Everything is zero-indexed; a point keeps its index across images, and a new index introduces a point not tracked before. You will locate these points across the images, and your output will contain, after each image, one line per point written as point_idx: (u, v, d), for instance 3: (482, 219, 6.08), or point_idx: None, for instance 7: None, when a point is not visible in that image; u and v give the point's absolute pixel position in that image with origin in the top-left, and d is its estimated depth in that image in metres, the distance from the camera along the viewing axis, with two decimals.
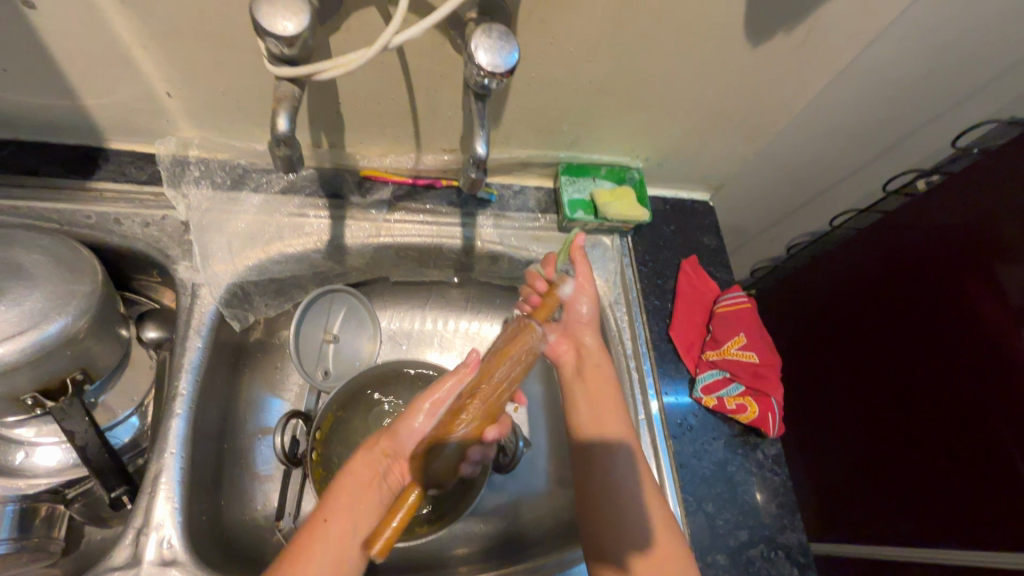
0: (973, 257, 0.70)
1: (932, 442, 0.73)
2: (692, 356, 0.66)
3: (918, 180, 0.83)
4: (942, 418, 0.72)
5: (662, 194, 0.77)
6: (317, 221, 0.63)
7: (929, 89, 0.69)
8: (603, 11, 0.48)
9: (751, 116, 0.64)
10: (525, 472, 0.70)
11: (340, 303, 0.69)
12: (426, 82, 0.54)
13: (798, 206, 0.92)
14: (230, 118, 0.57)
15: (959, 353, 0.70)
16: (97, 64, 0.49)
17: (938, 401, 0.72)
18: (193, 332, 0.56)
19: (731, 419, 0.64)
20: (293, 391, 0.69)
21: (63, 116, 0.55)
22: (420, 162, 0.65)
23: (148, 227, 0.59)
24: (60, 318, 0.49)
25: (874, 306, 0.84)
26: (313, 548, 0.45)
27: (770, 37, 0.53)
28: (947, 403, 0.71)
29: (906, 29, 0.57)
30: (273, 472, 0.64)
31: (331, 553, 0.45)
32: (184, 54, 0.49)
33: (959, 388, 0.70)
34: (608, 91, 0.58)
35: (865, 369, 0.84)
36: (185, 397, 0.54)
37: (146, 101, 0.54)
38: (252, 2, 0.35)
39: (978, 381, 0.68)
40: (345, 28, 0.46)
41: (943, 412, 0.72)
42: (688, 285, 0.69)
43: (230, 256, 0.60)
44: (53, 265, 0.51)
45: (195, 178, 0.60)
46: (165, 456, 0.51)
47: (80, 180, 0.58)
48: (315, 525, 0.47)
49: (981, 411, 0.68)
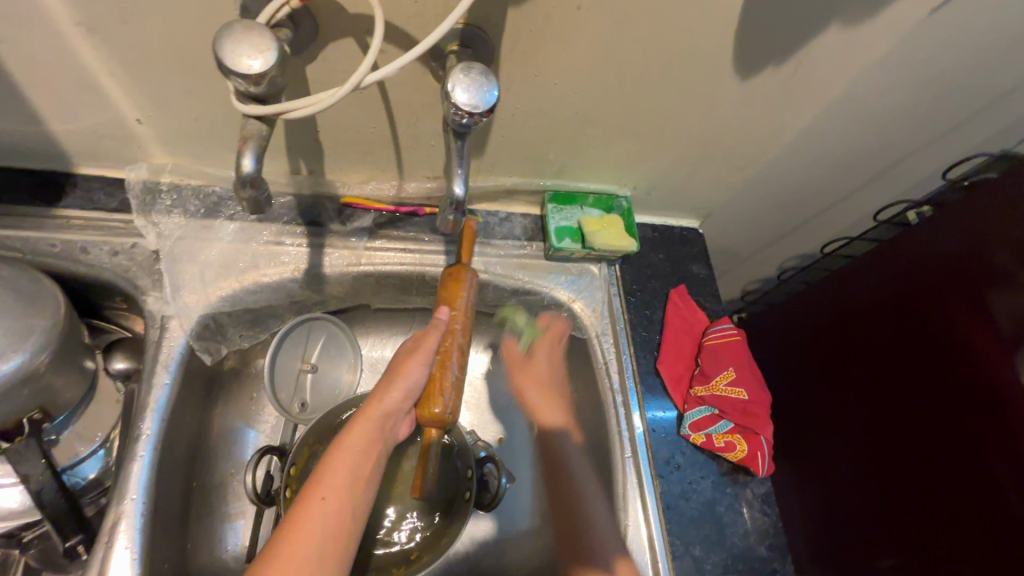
0: (967, 290, 0.69)
1: (921, 478, 0.71)
2: (680, 391, 0.64)
3: (910, 212, 0.80)
4: (930, 453, 0.70)
5: (650, 222, 0.76)
6: (295, 249, 0.61)
7: (919, 121, 0.68)
8: (589, 45, 0.47)
9: (740, 147, 0.63)
10: (508, 507, 0.68)
11: (319, 331, 0.67)
12: (408, 111, 0.52)
13: (788, 232, 0.91)
14: (204, 145, 0.55)
15: (947, 387, 0.69)
16: (63, 92, 0.47)
17: (925, 436, 0.71)
18: (161, 368, 0.54)
19: (720, 457, 0.62)
20: (268, 423, 0.67)
21: (27, 141, 0.53)
22: (402, 189, 0.64)
23: (117, 256, 0.56)
24: (17, 355, 0.46)
25: (864, 336, 0.82)
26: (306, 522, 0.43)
27: (759, 71, 0.52)
28: (934, 438, 0.70)
29: (895, 64, 0.56)
30: (245, 509, 0.62)
31: (330, 524, 0.44)
32: (154, 81, 0.47)
33: (947, 423, 0.68)
34: (595, 121, 0.56)
35: (854, 399, 0.82)
36: (149, 438, 0.51)
37: (116, 128, 0.52)
38: (217, 38, 0.33)
39: (966, 417, 0.66)
40: (322, 59, 0.45)
41: (930, 448, 0.70)
42: (676, 316, 0.68)
43: (202, 285, 0.58)
44: (12, 299, 0.48)
45: (166, 207, 0.58)
46: (125, 501, 0.48)
47: (47, 207, 0.56)
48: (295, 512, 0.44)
49: (967, 447, 0.66)
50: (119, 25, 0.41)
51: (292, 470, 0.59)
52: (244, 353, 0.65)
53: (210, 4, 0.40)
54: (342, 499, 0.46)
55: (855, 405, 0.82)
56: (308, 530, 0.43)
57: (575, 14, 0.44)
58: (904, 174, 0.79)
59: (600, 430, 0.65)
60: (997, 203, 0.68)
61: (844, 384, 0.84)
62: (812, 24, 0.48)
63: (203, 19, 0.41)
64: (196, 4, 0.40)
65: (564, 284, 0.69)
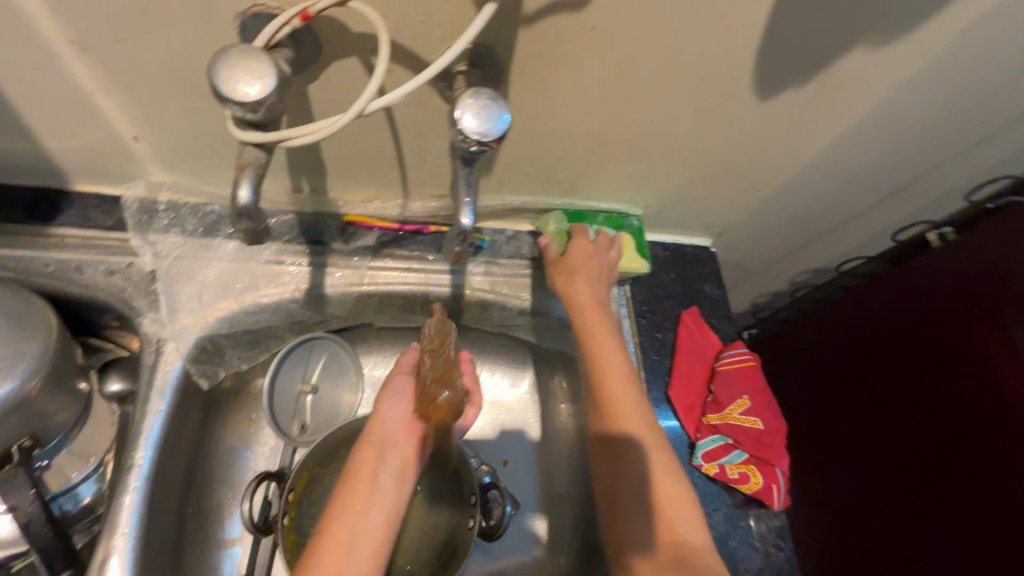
0: (988, 312, 0.66)
1: (934, 512, 0.69)
2: (692, 419, 0.62)
3: (932, 234, 0.78)
4: (945, 487, 0.67)
5: (661, 239, 0.74)
6: (296, 269, 0.59)
7: (942, 140, 0.66)
8: (603, 66, 0.45)
9: (757, 166, 0.61)
10: (514, 535, 0.67)
11: (320, 350, 0.65)
12: (413, 130, 0.50)
13: (802, 249, 0.89)
14: (203, 162, 0.54)
15: (964, 420, 0.66)
16: (57, 110, 0.45)
17: (941, 469, 0.68)
18: (155, 394, 0.52)
19: (733, 489, 0.60)
20: (265, 445, 0.64)
21: (21, 158, 0.51)
22: (407, 209, 0.63)
23: (112, 276, 0.54)
24: (6, 383, 0.45)
25: (880, 360, 0.80)
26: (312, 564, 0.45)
27: (779, 91, 0.50)
28: (948, 472, 0.67)
29: (921, 84, 0.54)
30: (241, 537, 0.60)
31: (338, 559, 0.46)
32: (150, 99, 0.45)
33: (961, 457, 0.66)
34: (607, 141, 0.54)
35: (870, 426, 0.80)
36: (141, 468, 0.49)
37: (112, 145, 0.50)
38: (211, 63, 0.31)
39: (979, 452, 0.64)
40: (325, 79, 0.43)
41: (945, 482, 0.67)
42: (688, 339, 0.66)
43: (200, 306, 0.56)
44: (3, 323, 0.47)
45: (164, 226, 0.57)
46: (114, 536, 0.46)
47: (42, 225, 0.55)
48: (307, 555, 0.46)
49: (981, 485, 0.63)
50: (113, 43, 0.40)
51: (290, 496, 0.57)
52: (243, 373, 0.64)
53: (207, 23, 0.38)
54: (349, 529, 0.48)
55: (870, 432, 0.80)
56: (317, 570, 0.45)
57: (589, 35, 0.42)
58: (924, 193, 0.77)
59: None
60: (1015, 227, 0.65)
61: (861, 409, 0.82)
62: (836, 44, 0.46)
63: (200, 37, 0.40)
64: (192, 23, 0.38)
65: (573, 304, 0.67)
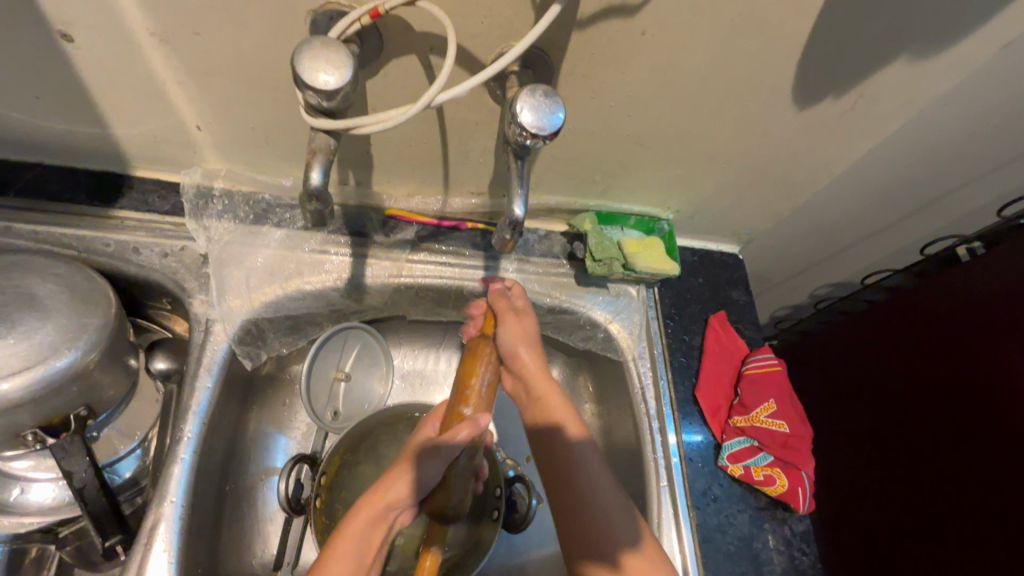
0: (1003, 323, 0.66)
1: (947, 527, 0.69)
2: (718, 421, 0.63)
3: (959, 247, 0.76)
4: (959, 503, 0.68)
5: (690, 245, 0.75)
6: (338, 258, 0.61)
7: (974, 155, 0.67)
8: (649, 71, 0.47)
9: (789, 174, 0.63)
10: (536, 529, 0.68)
11: (355, 340, 0.67)
12: (460, 128, 0.53)
13: (827, 260, 0.89)
14: (258, 153, 0.56)
15: (979, 436, 0.66)
16: (129, 97, 0.48)
17: (957, 485, 0.68)
18: (204, 371, 0.55)
19: (758, 490, 0.60)
20: (300, 429, 0.67)
21: (90, 143, 0.54)
22: (447, 204, 0.64)
23: (167, 258, 0.57)
24: (70, 352, 0.47)
25: (898, 373, 0.80)
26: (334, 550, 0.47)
27: (817, 101, 0.52)
28: (963, 487, 0.67)
29: (956, 98, 0.55)
30: (275, 515, 0.62)
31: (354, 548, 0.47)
32: (218, 90, 0.48)
33: (977, 473, 0.66)
34: (646, 145, 0.56)
35: (887, 440, 0.80)
36: (190, 441, 0.52)
37: (175, 133, 0.53)
38: (294, 55, 0.34)
39: (994, 468, 0.64)
40: (384, 74, 0.45)
41: (961, 498, 0.67)
42: (715, 343, 0.67)
43: (247, 291, 0.58)
44: (68, 297, 0.49)
45: (217, 212, 0.59)
46: (164, 504, 0.49)
47: (103, 208, 0.57)
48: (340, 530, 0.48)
49: (996, 501, 0.63)
50: (191, 36, 0.42)
51: (323, 479, 0.59)
52: (281, 359, 0.66)
53: (282, 19, 0.41)
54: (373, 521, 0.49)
55: (887, 446, 0.79)
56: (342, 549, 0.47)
57: (640, 39, 0.44)
58: (953, 209, 0.77)
59: (633, 456, 0.64)
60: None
61: (879, 422, 0.81)
62: (876, 55, 0.47)
63: (271, 32, 0.42)
64: (269, 19, 0.41)
65: (602, 304, 0.68)
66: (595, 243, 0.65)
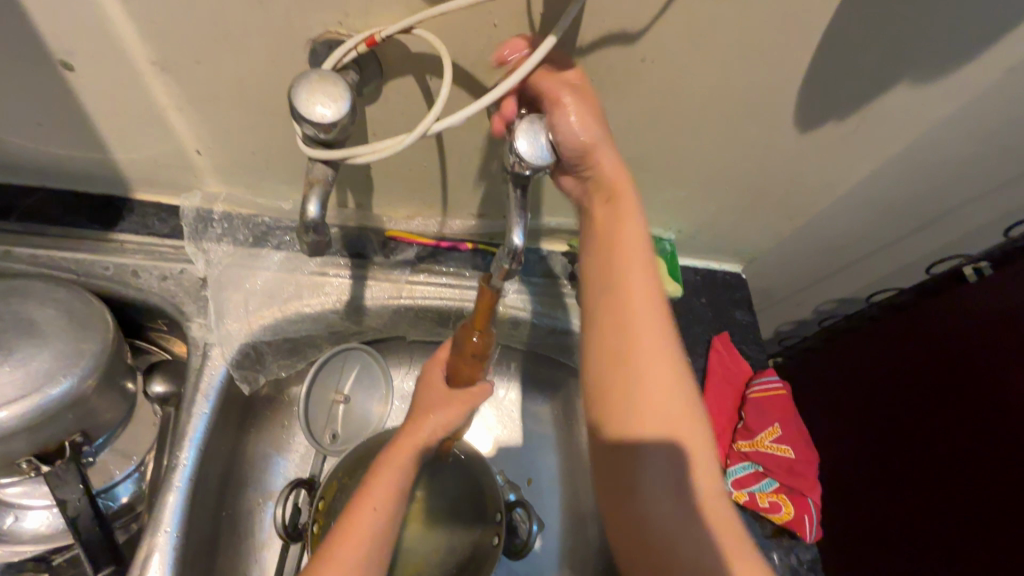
0: (1010, 345, 0.65)
1: (956, 554, 0.67)
2: (722, 445, 0.62)
3: (965, 267, 0.73)
4: (967, 529, 0.66)
5: (692, 264, 0.75)
6: (337, 280, 0.61)
7: (977, 175, 0.66)
8: (649, 96, 0.47)
9: (792, 196, 0.62)
10: (537, 554, 0.67)
11: (354, 361, 0.66)
12: (460, 152, 0.53)
13: (831, 278, 0.88)
14: (258, 176, 0.56)
15: (987, 461, 0.65)
16: (129, 123, 0.48)
17: (965, 511, 0.67)
18: (200, 397, 0.54)
19: (763, 517, 0.59)
20: (298, 452, 0.65)
21: (90, 167, 0.54)
22: (446, 226, 0.64)
23: (165, 281, 0.57)
24: (66, 379, 0.47)
25: (904, 393, 0.78)
26: (352, 523, 0.47)
27: (819, 124, 0.51)
28: (972, 513, 0.66)
29: (959, 121, 0.55)
30: (271, 541, 0.61)
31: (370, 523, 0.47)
32: (218, 116, 0.48)
33: (985, 498, 0.65)
34: (647, 168, 0.56)
35: (894, 463, 0.78)
36: (185, 468, 0.51)
37: (176, 157, 0.53)
38: (293, 86, 0.34)
39: (1003, 494, 0.63)
40: (383, 100, 0.45)
41: (969, 524, 0.66)
42: (718, 365, 0.66)
43: (244, 313, 0.58)
44: (66, 322, 0.49)
45: (216, 234, 0.59)
46: (158, 533, 0.48)
47: (103, 230, 0.57)
48: (359, 501, 0.48)
49: (1005, 528, 0.62)
50: (191, 64, 0.42)
51: (321, 504, 0.58)
52: (279, 381, 0.65)
53: (281, 48, 0.41)
54: (391, 504, 0.49)
55: (893, 468, 0.78)
56: (365, 520, 0.47)
57: (640, 66, 0.43)
58: (959, 228, 0.76)
59: None
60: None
61: (884, 444, 0.80)
62: (878, 80, 0.47)
63: (270, 59, 0.42)
64: (268, 47, 0.41)
65: None
66: None
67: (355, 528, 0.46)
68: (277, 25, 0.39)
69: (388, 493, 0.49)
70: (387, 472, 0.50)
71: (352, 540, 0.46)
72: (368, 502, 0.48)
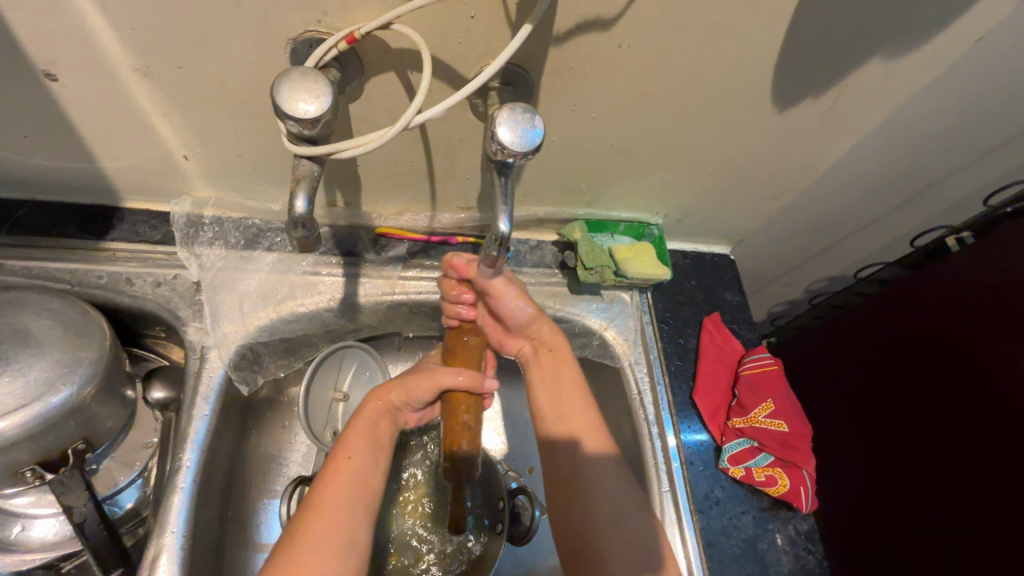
0: (996, 312, 0.66)
1: (946, 519, 0.69)
2: (717, 424, 0.63)
3: (949, 237, 0.76)
4: (957, 493, 0.68)
5: (681, 248, 0.76)
6: (330, 279, 0.62)
7: (956, 145, 0.67)
8: (628, 82, 0.47)
9: (775, 175, 0.63)
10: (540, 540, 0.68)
11: (351, 358, 0.66)
12: (445, 145, 0.53)
13: (820, 255, 0.89)
14: (247, 179, 0.57)
15: (972, 426, 0.67)
16: (116, 131, 0.49)
17: (958, 478, 0.68)
18: (200, 399, 0.55)
19: (760, 491, 0.60)
20: (300, 451, 0.67)
21: (78, 177, 0.54)
22: (436, 220, 0.64)
23: (159, 287, 0.58)
24: (65, 388, 0.47)
25: (894, 365, 0.80)
26: (336, 479, 0.48)
27: (797, 102, 0.52)
28: (963, 477, 0.67)
29: (934, 92, 0.56)
30: (278, 540, 0.62)
31: (355, 480, 0.48)
32: (204, 121, 0.48)
33: (972, 462, 0.67)
34: (629, 153, 0.57)
35: (888, 435, 0.79)
36: (189, 470, 0.52)
37: (164, 163, 0.54)
38: (275, 85, 0.35)
39: (993, 459, 0.64)
40: (364, 96, 0.46)
41: (959, 490, 0.68)
42: (710, 344, 0.67)
43: (241, 316, 0.59)
44: (61, 332, 0.49)
45: (208, 239, 0.60)
46: (164, 534, 0.49)
47: (95, 241, 0.58)
48: (332, 457, 0.50)
49: (994, 490, 0.64)
50: (173, 69, 0.43)
51: None
52: (278, 381, 0.66)
53: (264, 49, 0.42)
54: (369, 457, 0.50)
55: (888, 440, 0.79)
56: (343, 471, 0.48)
57: (617, 51, 0.44)
58: (942, 200, 0.78)
59: (634, 462, 0.64)
60: (1016, 238, 0.66)
61: (877, 416, 0.81)
62: (850, 57, 0.48)
63: (252, 62, 0.42)
64: (251, 50, 0.41)
65: (596, 312, 0.68)
66: (585, 251, 0.65)
67: (334, 484, 0.47)
68: (256, 26, 0.40)
69: (365, 448, 0.51)
70: (361, 424, 0.53)
71: (332, 493, 0.46)
72: (344, 450, 0.50)
